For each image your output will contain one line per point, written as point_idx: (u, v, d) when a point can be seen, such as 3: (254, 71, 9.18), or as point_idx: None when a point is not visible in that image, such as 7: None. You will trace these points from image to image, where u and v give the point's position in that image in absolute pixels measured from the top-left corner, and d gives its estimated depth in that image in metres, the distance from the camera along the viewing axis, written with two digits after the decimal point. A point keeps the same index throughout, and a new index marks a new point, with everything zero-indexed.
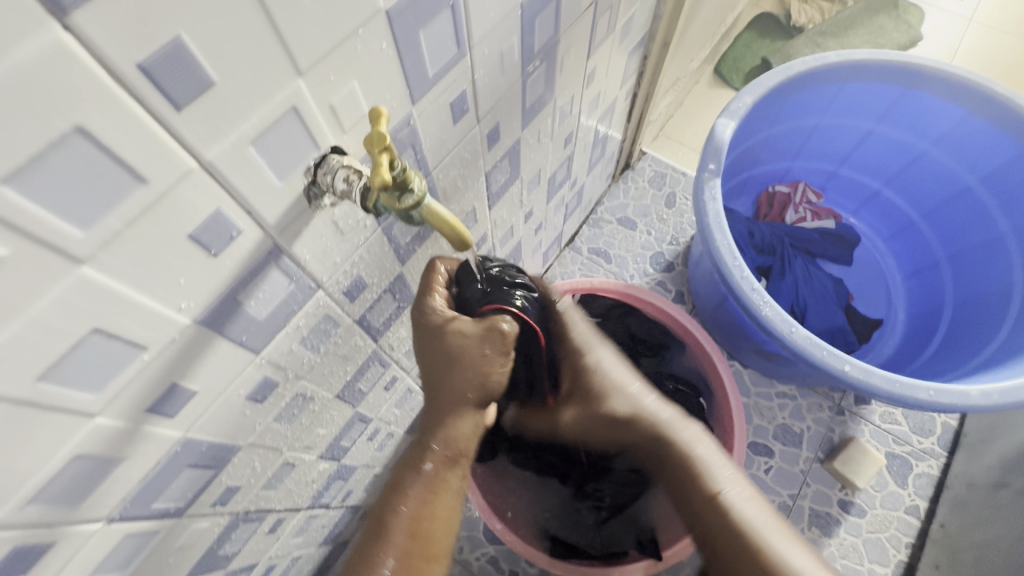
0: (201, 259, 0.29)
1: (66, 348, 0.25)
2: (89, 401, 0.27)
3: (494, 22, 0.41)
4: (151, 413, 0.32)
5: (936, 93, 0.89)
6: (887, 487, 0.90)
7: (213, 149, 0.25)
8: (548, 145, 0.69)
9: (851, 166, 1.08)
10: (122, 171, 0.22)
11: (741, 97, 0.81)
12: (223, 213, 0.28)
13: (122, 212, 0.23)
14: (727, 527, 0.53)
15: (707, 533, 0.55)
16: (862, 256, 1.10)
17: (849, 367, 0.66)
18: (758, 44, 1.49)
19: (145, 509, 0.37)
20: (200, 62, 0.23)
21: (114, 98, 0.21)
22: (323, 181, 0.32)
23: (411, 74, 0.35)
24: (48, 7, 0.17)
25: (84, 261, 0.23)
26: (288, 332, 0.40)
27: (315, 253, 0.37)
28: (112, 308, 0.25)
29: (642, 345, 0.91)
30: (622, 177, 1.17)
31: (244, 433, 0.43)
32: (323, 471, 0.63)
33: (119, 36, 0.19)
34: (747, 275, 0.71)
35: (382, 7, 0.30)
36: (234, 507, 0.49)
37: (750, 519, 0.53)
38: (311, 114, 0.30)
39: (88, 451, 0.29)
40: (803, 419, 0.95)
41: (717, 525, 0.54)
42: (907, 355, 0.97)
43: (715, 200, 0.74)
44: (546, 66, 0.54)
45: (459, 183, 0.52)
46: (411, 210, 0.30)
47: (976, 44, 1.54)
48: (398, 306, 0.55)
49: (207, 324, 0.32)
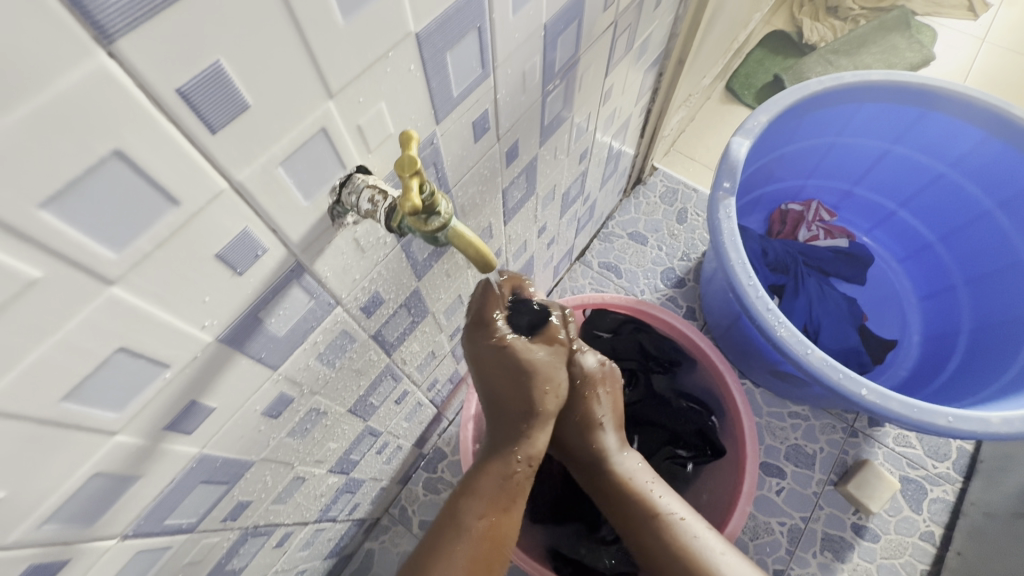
0: (226, 277, 0.29)
1: (91, 367, 0.25)
2: (111, 419, 0.27)
3: (518, 43, 0.41)
4: (170, 430, 0.32)
5: (953, 114, 0.89)
6: (902, 512, 0.89)
7: (244, 170, 0.25)
8: (564, 161, 0.69)
9: (867, 185, 1.08)
10: (155, 193, 0.22)
11: (757, 115, 0.81)
12: (249, 232, 0.28)
13: (153, 233, 0.23)
14: (663, 546, 0.56)
15: (650, 555, 0.58)
16: (876, 276, 1.09)
17: (867, 392, 0.65)
18: (770, 61, 1.49)
19: (158, 525, 0.37)
20: (237, 86, 0.23)
21: (151, 120, 0.21)
22: (348, 201, 0.32)
23: (436, 94, 0.35)
24: (94, 34, 0.17)
25: (114, 281, 0.23)
26: (306, 348, 0.39)
27: (336, 270, 0.37)
28: (137, 327, 0.25)
29: (654, 363, 0.89)
30: (634, 191, 1.18)
31: (257, 448, 0.42)
32: (331, 485, 0.62)
33: (160, 62, 0.19)
34: (762, 295, 0.70)
35: (413, 30, 0.30)
36: (243, 522, 0.48)
37: (692, 541, 0.56)
38: (339, 134, 0.30)
39: (106, 469, 0.29)
40: (816, 440, 0.94)
41: (653, 544, 0.57)
42: (922, 378, 0.96)
43: (729, 218, 0.74)
44: (565, 84, 0.54)
45: (477, 199, 0.52)
46: (437, 232, 0.30)
47: (989, 64, 1.53)
48: (412, 321, 0.55)
49: (229, 341, 0.32)
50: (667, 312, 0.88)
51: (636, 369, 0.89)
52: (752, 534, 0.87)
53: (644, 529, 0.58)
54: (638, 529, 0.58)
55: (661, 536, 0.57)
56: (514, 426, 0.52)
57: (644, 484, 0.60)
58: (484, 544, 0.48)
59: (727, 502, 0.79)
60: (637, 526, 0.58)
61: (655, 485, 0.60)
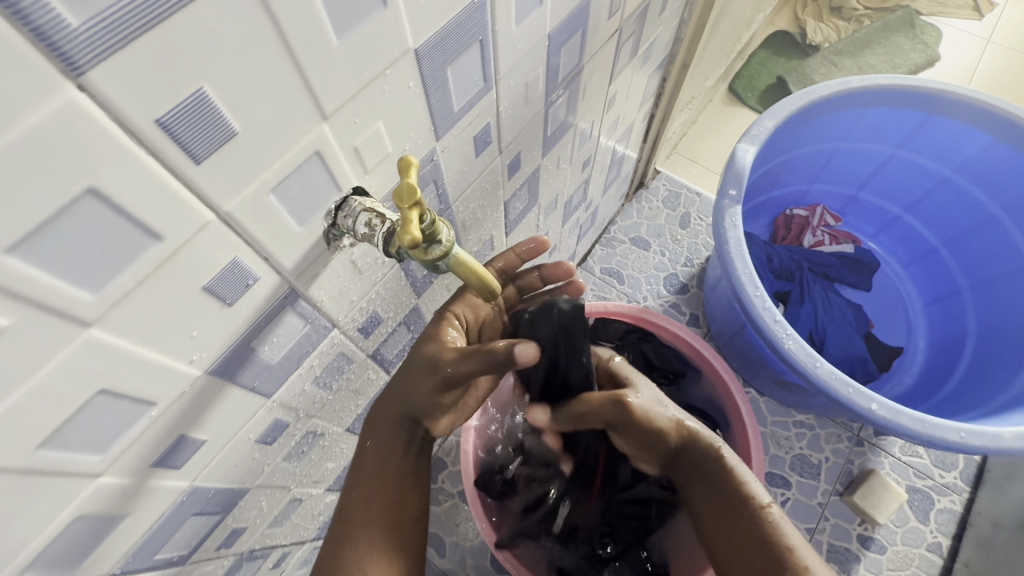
0: (215, 310, 0.27)
1: (70, 412, 0.23)
2: (93, 462, 0.26)
3: (521, 54, 0.39)
4: (158, 467, 0.30)
5: (960, 118, 0.87)
6: (908, 523, 0.87)
7: (232, 200, 0.24)
8: (567, 170, 0.67)
9: (871, 190, 1.06)
10: (136, 230, 0.21)
11: (762, 121, 0.80)
12: (239, 262, 0.27)
13: (135, 270, 0.22)
14: (759, 537, 0.45)
15: (739, 545, 0.46)
16: (881, 282, 1.08)
17: (876, 406, 0.64)
18: (773, 62, 1.48)
19: (148, 560, 0.35)
20: (223, 113, 0.21)
21: (128, 154, 0.19)
22: (344, 225, 0.30)
23: (437, 111, 0.34)
24: (60, 67, 0.16)
25: (93, 323, 0.22)
26: (301, 373, 0.38)
27: (332, 293, 0.36)
28: (119, 367, 0.24)
29: (659, 374, 0.88)
30: (636, 196, 1.16)
31: (251, 475, 0.41)
32: (329, 503, 0.61)
33: (137, 93, 0.18)
34: (769, 306, 0.69)
35: (412, 46, 0.28)
36: (238, 548, 0.47)
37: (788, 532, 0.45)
38: (334, 157, 0.28)
39: (89, 511, 0.28)
40: (821, 449, 0.92)
41: (746, 533, 0.46)
42: (929, 386, 0.95)
43: (735, 227, 0.72)
44: (569, 93, 0.52)
45: (478, 213, 0.50)
46: (438, 261, 0.28)
47: (994, 65, 1.52)
48: (411, 337, 0.53)
49: (219, 373, 0.30)
50: (671, 321, 0.87)
51: None
52: None
53: (735, 511, 0.47)
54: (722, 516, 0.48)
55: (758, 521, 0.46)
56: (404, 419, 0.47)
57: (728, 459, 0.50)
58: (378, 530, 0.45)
59: None
60: (723, 509, 0.48)
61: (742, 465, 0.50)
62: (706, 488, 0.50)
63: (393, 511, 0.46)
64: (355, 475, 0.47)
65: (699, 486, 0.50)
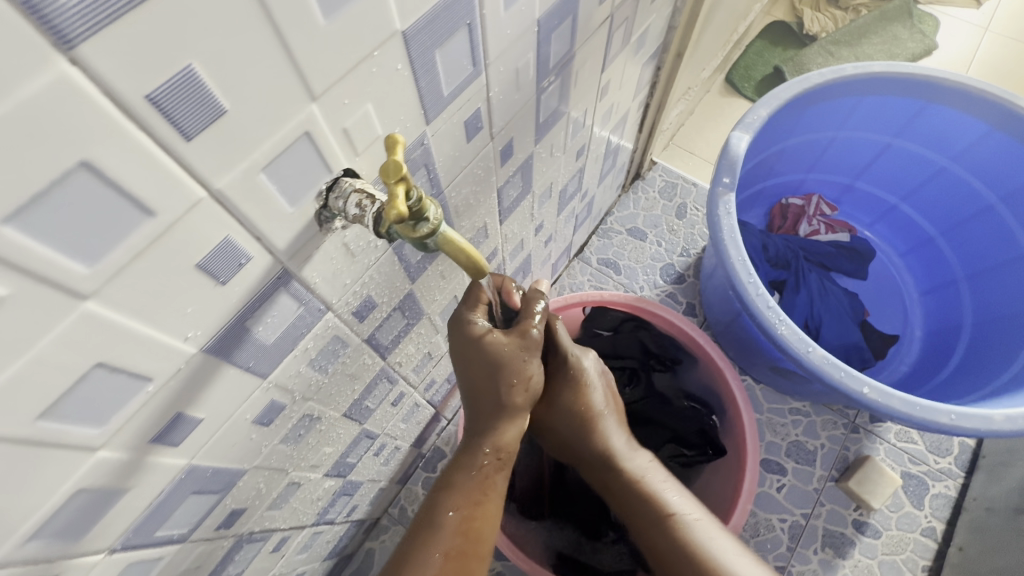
0: (208, 287, 0.28)
1: (69, 384, 0.24)
2: (93, 435, 0.27)
3: (511, 40, 0.39)
4: (156, 443, 0.31)
5: (955, 106, 0.88)
6: (903, 508, 0.88)
7: (223, 178, 0.25)
8: (561, 159, 0.68)
9: (868, 179, 1.06)
10: (129, 205, 0.21)
11: (757, 109, 0.80)
12: (232, 241, 0.27)
13: (129, 245, 0.22)
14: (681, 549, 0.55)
15: (656, 548, 0.57)
16: (877, 270, 1.08)
17: (868, 389, 0.65)
18: (770, 53, 1.48)
19: (149, 537, 0.36)
20: (212, 91, 0.22)
21: (121, 129, 0.20)
22: (335, 206, 0.31)
23: (426, 94, 0.34)
24: (52, 40, 0.16)
25: (89, 295, 0.22)
26: (296, 355, 0.39)
27: (325, 276, 0.36)
28: (115, 341, 0.25)
29: (655, 360, 0.89)
30: (633, 186, 1.16)
31: (249, 456, 0.42)
32: (328, 488, 0.62)
33: (127, 68, 0.19)
34: (763, 293, 0.69)
35: (399, 28, 0.29)
36: (237, 529, 0.48)
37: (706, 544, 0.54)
38: (324, 138, 0.29)
39: (90, 485, 0.29)
40: (817, 436, 0.93)
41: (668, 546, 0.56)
42: (924, 373, 0.95)
43: (729, 214, 0.73)
44: (561, 80, 0.53)
45: (471, 200, 0.51)
46: (426, 238, 0.29)
47: (991, 53, 1.51)
48: (407, 323, 0.54)
49: (214, 351, 0.31)
50: (665, 309, 0.87)
51: (637, 368, 0.90)
52: (752, 531, 0.86)
53: (656, 525, 0.57)
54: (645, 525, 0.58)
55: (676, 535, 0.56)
56: (485, 420, 0.49)
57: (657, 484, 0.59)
58: (457, 539, 0.46)
59: (726, 505, 0.78)
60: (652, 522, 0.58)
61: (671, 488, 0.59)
62: (635, 502, 0.59)
63: (473, 520, 0.47)
64: (439, 488, 0.49)
65: (627, 501, 0.60)
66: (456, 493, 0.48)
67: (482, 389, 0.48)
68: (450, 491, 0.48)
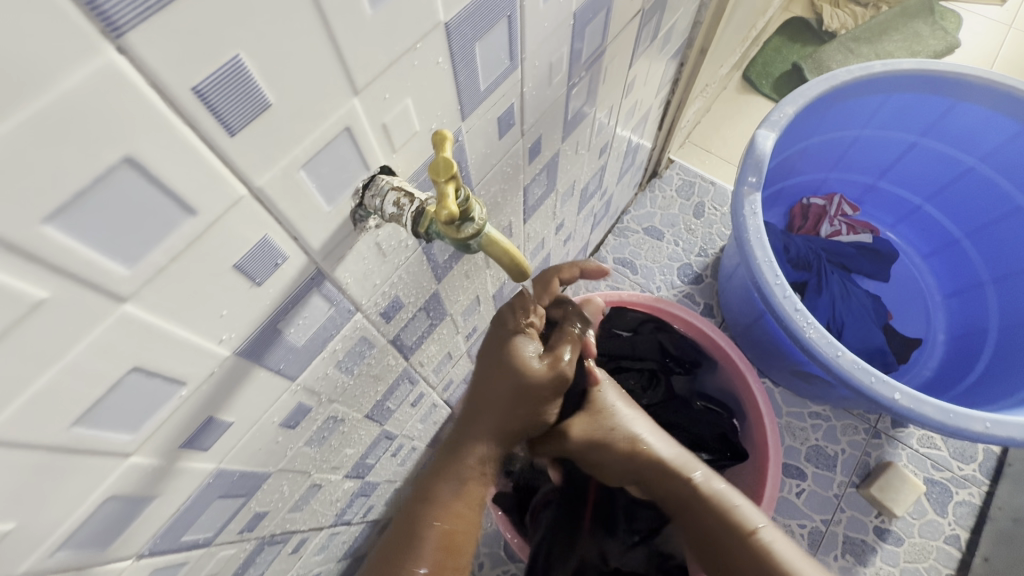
0: (244, 289, 0.27)
1: (104, 390, 0.23)
2: (125, 441, 0.26)
3: (547, 33, 0.38)
4: (186, 449, 0.30)
5: (985, 105, 0.85)
6: (926, 515, 0.87)
7: (265, 175, 0.23)
8: (584, 156, 0.66)
9: (891, 179, 1.04)
10: (170, 203, 0.20)
11: (782, 107, 0.78)
12: (269, 240, 0.26)
13: (168, 245, 0.21)
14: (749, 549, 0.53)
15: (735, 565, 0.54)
16: (900, 272, 1.06)
17: (899, 396, 0.63)
18: (788, 49, 1.45)
19: (174, 542, 0.35)
20: (258, 84, 0.21)
21: (164, 123, 0.18)
22: (371, 204, 0.30)
23: (464, 89, 0.33)
24: (101, 27, 0.15)
25: (127, 298, 0.21)
26: (325, 357, 0.38)
27: (356, 276, 0.35)
28: (151, 345, 0.24)
29: (675, 363, 0.88)
30: (649, 185, 1.15)
31: (275, 459, 0.41)
32: (347, 490, 0.61)
33: (177, 59, 0.17)
34: (790, 295, 0.68)
35: (443, 20, 0.28)
36: (260, 532, 0.47)
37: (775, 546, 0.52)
38: (363, 134, 0.28)
39: (120, 492, 0.28)
40: (837, 440, 0.92)
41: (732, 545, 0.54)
42: (948, 378, 0.94)
43: (755, 214, 0.71)
44: (591, 76, 0.52)
45: (499, 198, 0.50)
46: (470, 240, 0.28)
47: (1015, 51, 1.48)
48: (430, 324, 0.53)
49: (247, 354, 0.30)
50: (684, 311, 0.87)
51: (656, 370, 0.87)
52: None
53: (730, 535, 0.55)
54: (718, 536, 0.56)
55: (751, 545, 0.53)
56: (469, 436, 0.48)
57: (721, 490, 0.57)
58: (438, 554, 0.45)
59: None
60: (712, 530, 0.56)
61: (729, 491, 0.57)
62: (708, 519, 0.57)
63: (455, 534, 0.46)
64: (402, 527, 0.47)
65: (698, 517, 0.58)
66: (438, 506, 0.47)
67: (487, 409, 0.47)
68: (431, 506, 0.47)
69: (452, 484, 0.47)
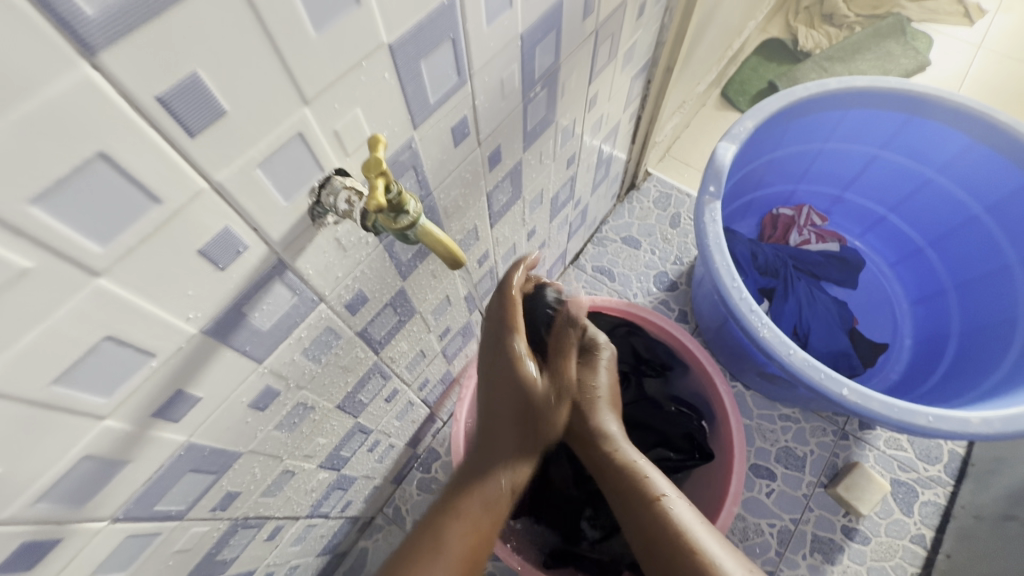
0: (208, 272, 0.30)
1: (80, 354, 0.26)
2: (100, 404, 0.29)
3: (494, 52, 0.43)
4: (157, 417, 0.34)
5: (938, 119, 0.90)
6: (892, 515, 0.89)
7: (223, 171, 0.27)
8: (551, 166, 0.71)
9: (857, 191, 1.09)
10: (138, 192, 0.24)
11: (743, 121, 0.83)
12: (230, 230, 0.30)
13: (136, 229, 0.25)
14: (659, 528, 0.55)
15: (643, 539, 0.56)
16: (868, 280, 1.10)
17: (847, 391, 0.66)
18: (765, 68, 1.51)
19: (148, 510, 0.39)
20: (215, 94, 0.25)
21: (134, 126, 0.23)
22: (327, 202, 0.34)
23: (413, 101, 0.37)
24: (78, 48, 0.19)
25: (101, 273, 0.25)
26: (290, 343, 0.41)
27: (318, 268, 0.39)
28: (123, 317, 0.27)
29: (647, 366, 0.91)
30: (627, 197, 1.19)
31: (244, 439, 0.44)
32: (322, 481, 0.64)
33: (141, 73, 0.22)
34: (746, 297, 0.71)
35: (386, 41, 0.32)
36: (233, 513, 0.50)
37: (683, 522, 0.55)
38: (316, 139, 0.32)
39: (95, 453, 0.31)
40: (806, 442, 0.94)
41: (645, 523, 0.56)
42: (913, 381, 0.97)
43: (714, 222, 0.75)
44: (547, 91, 0.56)
45: (460, 202, 0.54)
46: (407, 230, 0.32)
47: (984, 70, 1.54)
48: (399, 320, 0.57)
49: (213, 333, 0.33)
50: (657, 315, 0.90)
51: (628, 372, 0.91)
52: (741, 536, 0.87)
53: (639, 508, 0.57)
54: (635, 522, 0.57)
55: (657, 517, 0.55)
56: (495, 448, 0.57)
57: (644, 469, 0.60)
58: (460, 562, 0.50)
59: (713, 505, 0.80)
60: (627, 503, 0.59)
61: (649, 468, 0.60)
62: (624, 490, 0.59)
63: (473, 542, 0.52)
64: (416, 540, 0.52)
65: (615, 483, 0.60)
66: (462, 520, 0.53)
67: (504, 420, 0.56)
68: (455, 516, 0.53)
69: (476, 502, 0.55)
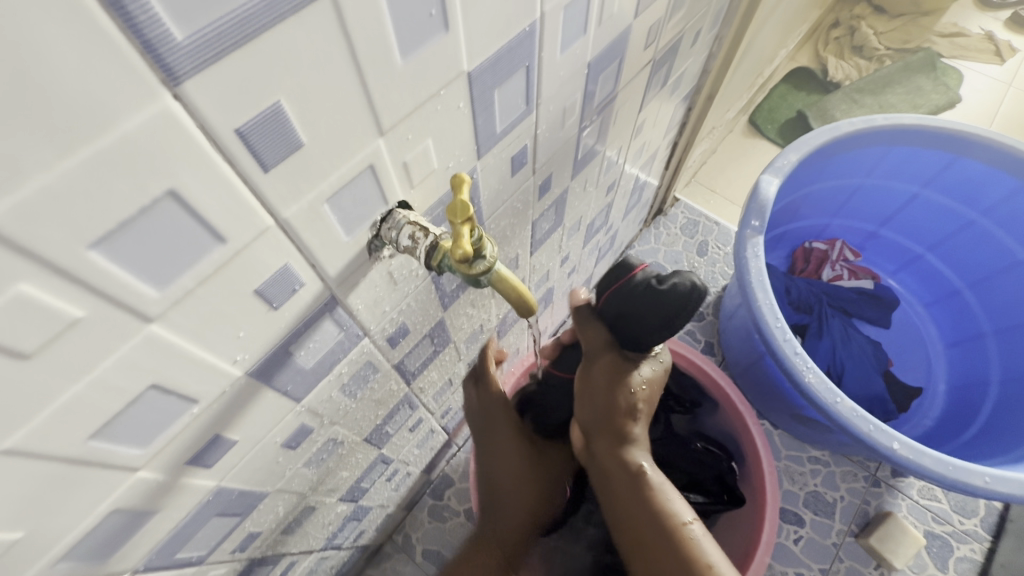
0: (262, 312, 0.28)
1: (122, 406, 0.24)
2: (135, 455, 0.26)
3: (562, 80, 0.40)
4: (191, 464, 0.31)
5: (985, 160, 0.87)
6: (926, 570, 0.85)
7: (291, 208, 0.25)
8: (592, 193, 0.68)
9: (893, 228, 1.06)
10: (204, 232, 0.22)
11: (786, 154, 0.80)
12: (290, 268, 0.27)
13: (197, 271, 0.23)
14: (674, 556, 0.48)
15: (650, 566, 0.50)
16: (901, 320, 1.08)
17: (898, 445, 0.63)
18: (793, 96, 1.50)
19: (169, 559, 0.36)
20: (294, 126, 0.22)
21: (209, 161, 0.20)
22: (387, 236, 0.31)
23: (482, 131, 0.35)
24: (162, 77, 0.17)
25: (155, 319, 0.22)
26: (330, 380, 0.38)
27: (367, 302, 0.36)
28: (172, 363, 0.25)
29: (674, 401, 0.87)
30: (654, 222, 1.17)
31: (273, 479, 0.41)
32: (340, 513, 0.60)
33: (225, 104, 0.19)
34: (790, 338, 0.68)
35: (466, 69, 0.29)
36: (251, 552, 0.47)
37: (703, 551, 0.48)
38: (386, 172, 0.29)
39: (123, 506, 0.28)
40: (837, 487, 0.90)
41: (658, 550, 0.49)
42: (949, 429, 0.93)
43: (757, 257, 0.73)
44: (601, 119, 0.54)
45: (507, 231, 0.51)
46: (481, 276, 0.29)
47: (1015, 109, 1.52)
48: (433, 350, 0.54)
49: (258, 374, 0.31)
50: (687, 347, 0.87)
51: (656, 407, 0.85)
52: None
53: (655, 531, 0.50)
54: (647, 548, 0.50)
55: (674, 544, 0.48)
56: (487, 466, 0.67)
57: (662, 485, 0.52)
58: None
59: (744, 551, 0.77)
60: (640, 524, 0.51)
61: (668, 486, 0.52)
62: (638, 511, 0.51)
63: None
64: None
65: (628, 502, 0.52)
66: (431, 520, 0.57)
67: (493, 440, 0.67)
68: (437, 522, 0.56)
69: None
